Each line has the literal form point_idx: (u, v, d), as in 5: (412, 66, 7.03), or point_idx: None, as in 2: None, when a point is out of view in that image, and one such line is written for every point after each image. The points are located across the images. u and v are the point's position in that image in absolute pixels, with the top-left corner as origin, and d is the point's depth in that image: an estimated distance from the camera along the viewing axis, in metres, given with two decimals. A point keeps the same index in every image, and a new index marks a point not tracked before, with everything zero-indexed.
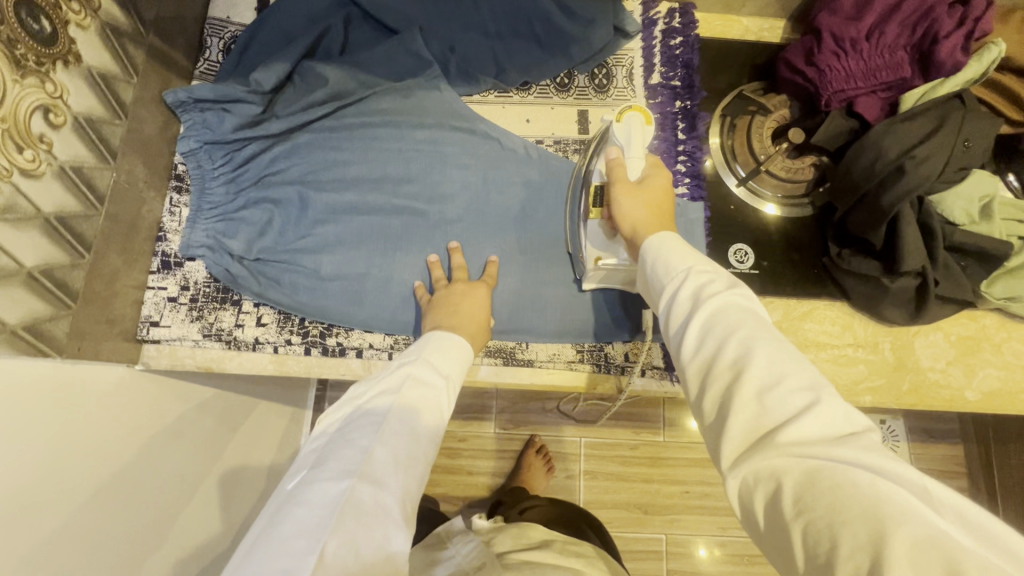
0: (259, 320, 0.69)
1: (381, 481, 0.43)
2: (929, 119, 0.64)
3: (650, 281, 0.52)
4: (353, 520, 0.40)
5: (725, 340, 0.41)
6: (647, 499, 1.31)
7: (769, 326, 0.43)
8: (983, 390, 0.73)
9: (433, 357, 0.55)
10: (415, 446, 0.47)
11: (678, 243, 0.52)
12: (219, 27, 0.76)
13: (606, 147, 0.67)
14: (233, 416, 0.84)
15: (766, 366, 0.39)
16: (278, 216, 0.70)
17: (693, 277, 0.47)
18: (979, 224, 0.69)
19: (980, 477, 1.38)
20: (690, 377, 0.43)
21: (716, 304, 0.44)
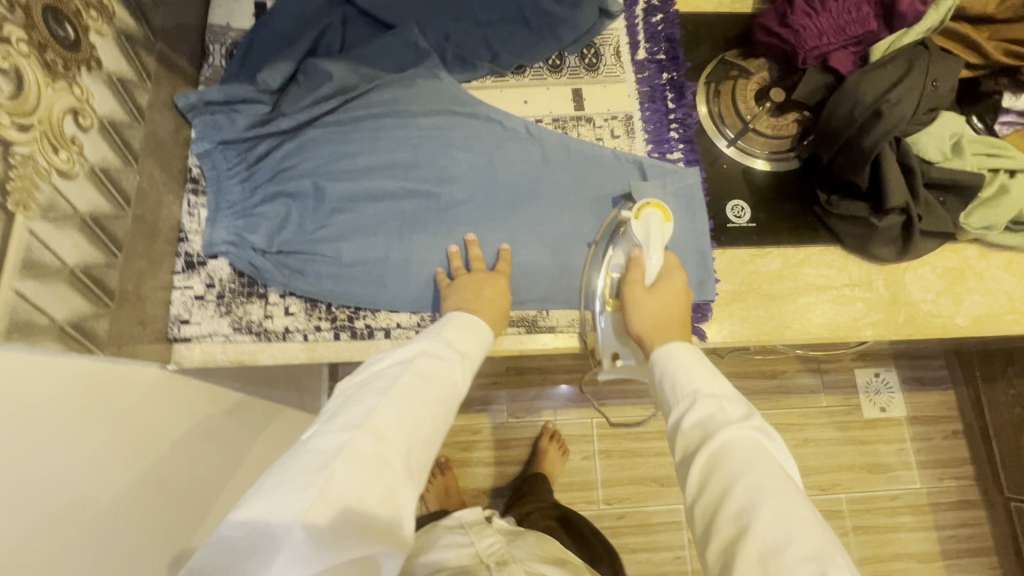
0: (287, 310, 0.71)
1: (384, 436, 0.47)
2: (898, 66, 0.69)
3: (665, 399, 0.58)
4: (354, 465, 0.44)
5: (732, 479, 0.47)
6: (663, 471, 1.34)
7: (779, 464, 0.48)
8: (972, 315, 0.79)
9: (448, 335, 0.60)
10: (423, 411, 0.51)
11: (694, 362, 0.58)
12: (219, 33, 0.78)
13: (625, 243, 0.73)
14: (260, 416, 0.85)
15: (772, 527, 0.43)
16: (295, 210, 0.73)
17: (700, 405, 0.53)
18: (952, 160, 0.75)
19: (972, 417, 1.46)
20: (698, 516, 0.48)
21: (726, 436, 0.50)
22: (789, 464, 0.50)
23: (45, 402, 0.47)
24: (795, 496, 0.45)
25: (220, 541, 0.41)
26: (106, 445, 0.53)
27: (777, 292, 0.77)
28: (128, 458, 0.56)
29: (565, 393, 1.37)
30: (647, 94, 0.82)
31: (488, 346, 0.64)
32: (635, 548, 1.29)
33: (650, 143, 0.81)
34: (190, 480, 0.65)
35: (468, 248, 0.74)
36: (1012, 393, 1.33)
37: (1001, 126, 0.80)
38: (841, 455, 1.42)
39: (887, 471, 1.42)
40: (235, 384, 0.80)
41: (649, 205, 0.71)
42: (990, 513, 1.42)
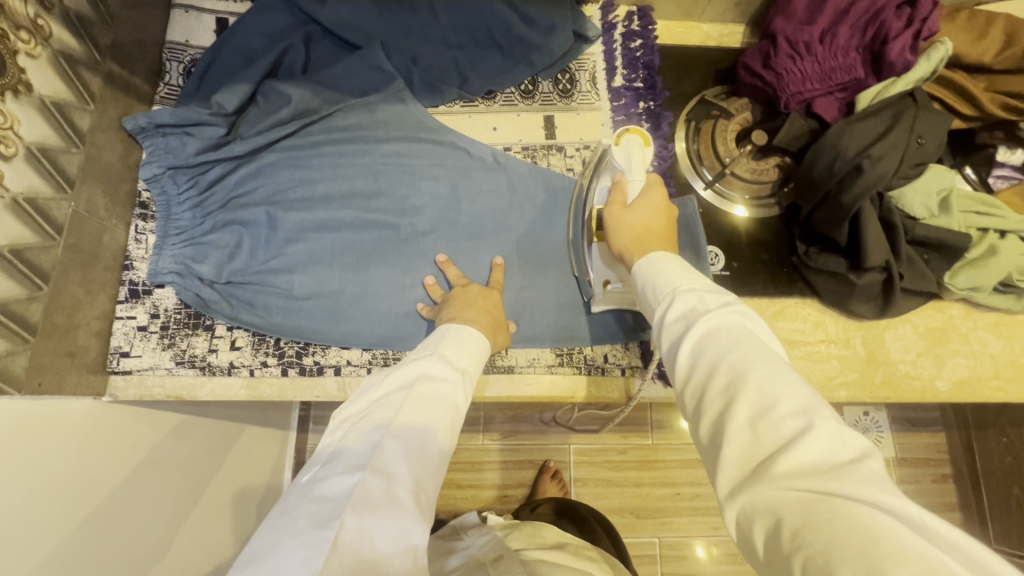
0: (233, 344, 0.67)
1: (392, 474, 0.43)
2: (884, 117, 0.65)
3: (646, 304, 0.52)
4: (366, 513, 0.40)
5: (718, 358, 0.41)
6: (640, 502, 1.31)
7: (766, 342, 0.43)
8: (953, 379, 0.75)
9: (448, 352, 0.55)
10: (430, 440, 0.47)
11: (672, 266, 0.52)
12: (178, 50, 0.75)
13: (607, 170, 0.67)
14: (224, 437, 0.84)
15: (760, 388, 0.38)
16: (247, 238, 0.69)
17: (680, 299, 0.47)
18: (938, 218, 0.71)
19: (962, 463, 1.41)
20: (688, 402, 0.42)
21: (710, 322, 0.43)
22: (779, 342, 0.44)
23: None
24: (782, 364, 0.40)
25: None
26: (47, 506, 0.52)
27: None
28: (75, 513, 0.55)
29: (543, 416, 1.34)
30: (622, 123, 0.79)
31: (486, 357, 0.60)
32: None
33: None
34: (135, 512, 0.63)
35: (428, 291, 0.70)
36: (1003, 441, 1.28)
37: (996, 180, 0.76)
38: None
39: None
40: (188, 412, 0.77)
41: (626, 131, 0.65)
42: None
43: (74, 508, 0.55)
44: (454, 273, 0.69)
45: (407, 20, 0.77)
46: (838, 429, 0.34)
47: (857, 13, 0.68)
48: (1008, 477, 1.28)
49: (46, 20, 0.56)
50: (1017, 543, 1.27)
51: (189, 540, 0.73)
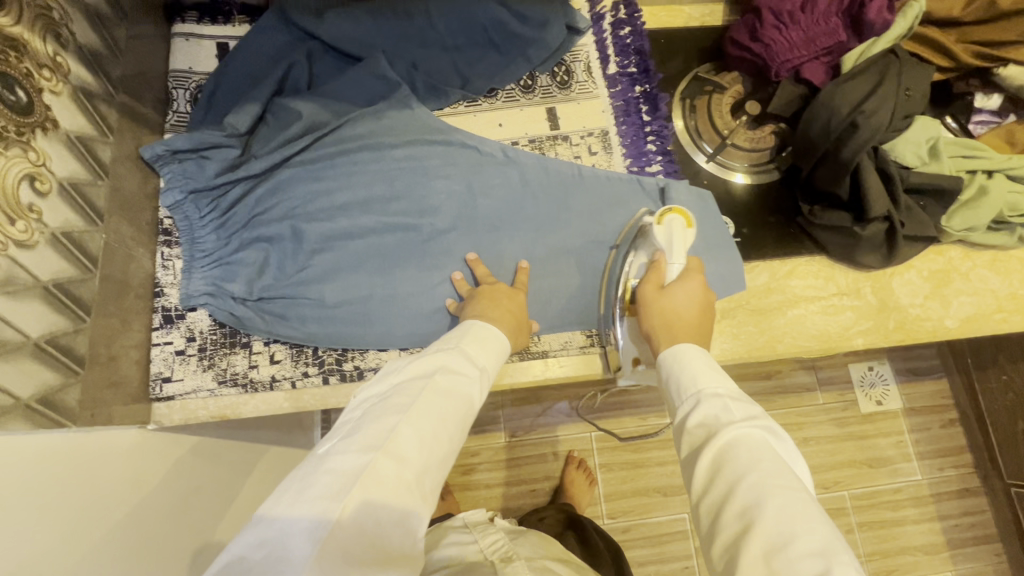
0: (272, 358, 0.68)
1: (404, 458, 0.44)
2: (870, 76, 0.69)
3: (666, 395, 0.54)
4: (373, 490, 0.42)
5: (736, 481, 0.43)
6: (665, 481, 1.33)
7: (784, 460, 0.44)
8: (961, 316, 0.79)
9: (468, 349, 0.56)
10: (443, 431, 0.48)
11: (697, 358, 0.54)
12: (182, 78, 0.76)
13: (647, 245, 0.70)
14: (251, 459, 0.82)
15: (777, 522, 0.40)
16: (274, 253, 0.71)
17: (704, 401, 0.49)
18: (929, 164, 0.75)
19: (966, 406, 1.47)
20: (703, 515, 0.44)
21: (729, 436, 0.45)
22: (799, 461, 0.46)
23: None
24: (804, 494, 0.42)
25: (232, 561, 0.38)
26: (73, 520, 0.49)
27: (766, 307, 0.77)
28: (102, 525, 0.52)
29: (562, 408, 1.36)
30: (621, 108, 0.82)
31: (506, 357, 0.61)
32: (642, 562, 1.28)
33: (628, 158, 0.80)
34: (185, 537, 0.64)
35: (456, 286, 0.71)
36: (1004, 379, 1.33)
37: (975, 125, 0.81)
38: (840, 452, 1.42)
39: (887, 465, 1.42)
40: (218, 434, 0.77)
41: (673, 211, 0.68)
42: (992, 499, 1.43)
43: (102, 522, 0.52)
44: (483, 271, 0.71)
45: (404, 29, 0.79)
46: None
47: None
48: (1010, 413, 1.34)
49: (64, 57, 0.57)
50: None
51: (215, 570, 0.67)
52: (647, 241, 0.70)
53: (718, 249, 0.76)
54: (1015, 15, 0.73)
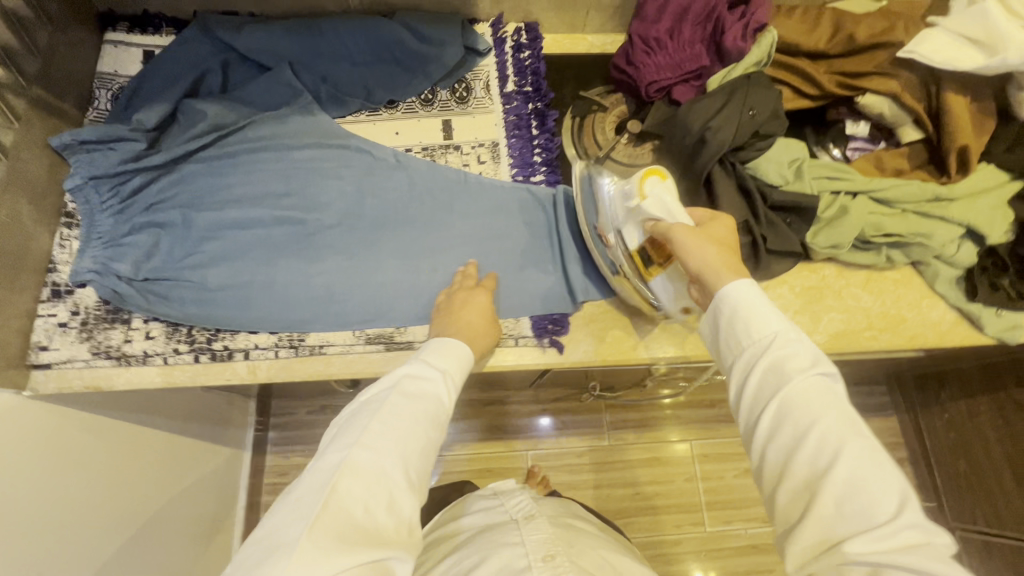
0: (147, 334, 0.72)
1: (378, 449, 0.49)
2: (719, 96, 0.74)
3: (723, 337, 0.52)
4: (349, 482, 0.46)
5: (806, 427, 0.45)
6: (601, 504, 1.36)
7: (846, 406, 0.46)
8: (830, 332, 0.81)
9: (429, 356, 0.60)
10: (418, 427, 0.53)
11: (754, 295, 0.52)
12: (106, 80, 0.84)
13: (638, 215, 0.68)
14: (165, 447, 0.87)
15: (850, 473, 0.42)
16: (164, 238, 0.76)
17: (774, 347, 0.48)
18: (793, 183, 0.79)
19: (914, 445, 1.56)
20: (766, 455, 0.47)
21: (796, 389, 0.46)
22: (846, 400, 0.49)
23: None
24: (867, 439, 0.44)
25: (248, 554, 0.43)
26: None
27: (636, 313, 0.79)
28: None
29: (499, 425, 1.39)
30: (513, 122, 0.87)
31: (469, 359, 0.64)
32: None
33: (514, 168, 0.85)
34: (57, 509, 0.67)
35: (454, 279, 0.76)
36: (945, 417, 1.45)
37: (852, 151, 0.84)
38: None
39: None
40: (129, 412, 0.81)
41: (643, 175, 0.68)
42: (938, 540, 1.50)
43: None
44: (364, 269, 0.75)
45: (315, 43, 0.86)
46: (922, 526, 0.39)
47: (695, 11, 0.77)
48: (953, 452, 1.44)
49: None
50: (971, 517, 1.40)
51: (90, 548, 0.71)
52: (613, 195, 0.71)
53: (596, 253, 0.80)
54: (872, 50, 0.79)
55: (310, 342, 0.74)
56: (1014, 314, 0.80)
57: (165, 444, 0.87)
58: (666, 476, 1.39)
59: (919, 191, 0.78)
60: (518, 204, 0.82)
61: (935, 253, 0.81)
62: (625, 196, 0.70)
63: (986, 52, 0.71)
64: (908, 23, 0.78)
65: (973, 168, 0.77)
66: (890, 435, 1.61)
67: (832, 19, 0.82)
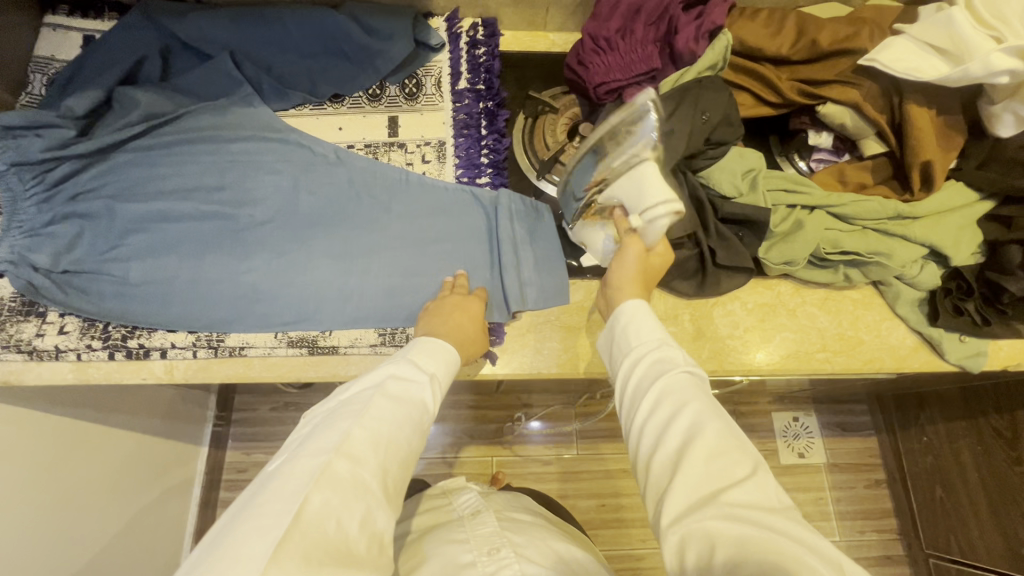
0: (61, 328, 0.70)
1: (359, 458, 0.46)
2: (670, 100, 0.70)
3: (617, 340, 0.58)
4: (324, 496, 0.43)
5: (682, 403, 0.48)
6: None
7: (712, 399, 0.51)
8: (780, 352, 0.77)
9: (417, 357, 0.57)
10: (398, 433, 0.50)
11: (643, 310, 0.58)
12: (43, 64, 0.81)
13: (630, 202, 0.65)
14: (67, 439, 0.90)
15: (716, 439, 0.46)
16: (88, 230, 0.74)
17: (659, 345, 0.54)
18: (747, 196, 0.74)
19: (892, 466, 1.52)
20: (645, 435, 0.49)
21: (674, 373, 0.51)
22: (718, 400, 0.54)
23: None
24: (728, 416, 0.49)
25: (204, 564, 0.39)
26: None
27: (576, 325, 0.76)
28: None
29: (462, 430, 1.36)
30: (462, 121, 0.84)
31: (457, 363, 0.62)
32: None
33: (460, 168, 0.81)
34: None
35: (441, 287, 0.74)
36: (924, 440, 1.40)
37: (816, 163, 0.80)
38: None
39: None
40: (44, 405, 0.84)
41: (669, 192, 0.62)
42: (912, 567, 1.46)
43: None
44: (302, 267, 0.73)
45: (259, 32, 0.83)
46: (772, 482, 0.43)
47: (648, 11, 0.74)
48: (929, 475, 1.39)
49: None
50: (944, 546, 1.36)
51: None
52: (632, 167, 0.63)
53: (538, 259, 0.77)
54: (836, 58, 0.75)
55: (229, 343, 0.71)
56: (978, 341, 0.76)
57: (66, 436, 0.90)
58: (631, 489, 1.35)
59: (881, 207, 0.73)
60: (459, 207, 0.79)
61: (896, 273, 0.76)
62: (645, 182, 0.62)
63: (951, 61, 0.67)
64: (874, 33, 0.74)
65: (937, 185, 0.73)
66: (868, 455, 1.56)
67: (796, 23, 0.77)
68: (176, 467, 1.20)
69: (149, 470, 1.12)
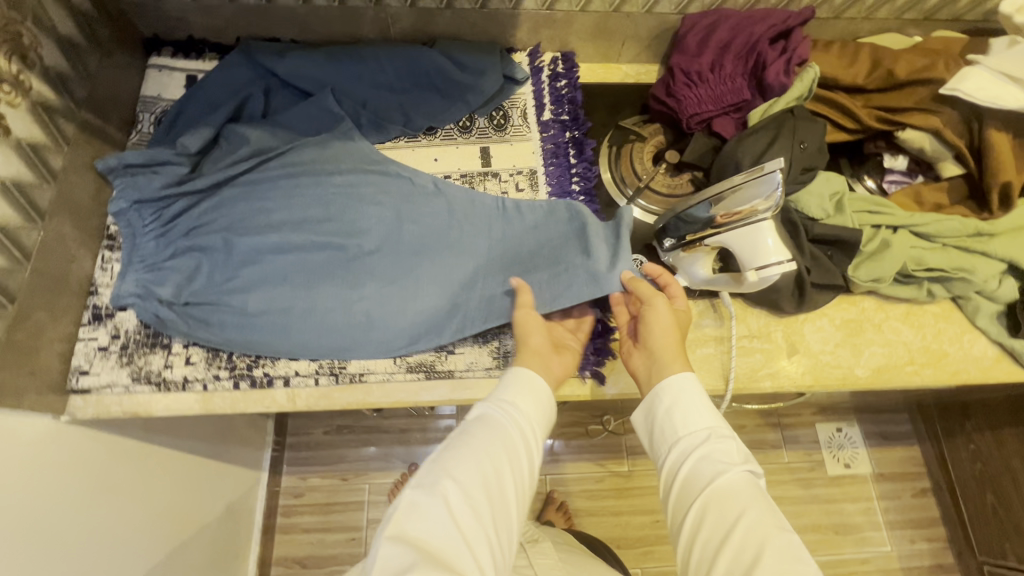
0: (188, 360, 0.72)
1: (442, 488, 0.51)
2: (767, 131, 0.74)
3: (665, 428, 0.62)
4: (413, 522, 0.49)
5: (737, 515, 0.52)
6: (620, 533, 1.34)
7: (769, 506, 0.54)
8: (872, 366, 0.80)
9: (501, 393, 0.62)
10: (486, 460, 0.55)
11: (698, 395, 0.62)
12: (150, 103, 0.85)
13: (752, 268, 0.66)
14: (170, 470, 0.90)
15: (774, 564, 0.48)
16: (206, 262, 0.76)
17: (711, 442, 0.59)
18: (834, 217, 0.79)
19: (937, 474, 1.55)
20: (696, 545, 0.54)
21: (728, 479, 0.55)
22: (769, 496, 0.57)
23: None
24: (786, 531, 0.51)
25: None
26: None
27: None
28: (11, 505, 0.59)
29: None
30: (551, 150, 0.88)
31: (550, 398, 0.64)
32: None
33: (552, 196, 0.85)
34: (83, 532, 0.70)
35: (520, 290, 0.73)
36: (972, 448, 1.43)
37: (889, 184, 0.84)
38: (806, 516, 1.52)
39: (855, 532, 1.51)
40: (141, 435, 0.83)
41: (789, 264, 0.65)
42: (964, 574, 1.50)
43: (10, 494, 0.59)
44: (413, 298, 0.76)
45: (355, 70, 0.87)
46: None
47: (737, 46, 0.79)
48: (979, 482, 1.42)
49: (25, 75, 0.64)
50: (999, 552, 1.39)
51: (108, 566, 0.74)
52: (749, 226, 0.65)
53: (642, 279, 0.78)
54: (912, 86, 0.80)
55: (351, 370, 0.74)
56: None
57: (168, 468, 0.89)
58: None
59: (962, 225, 0.78)
60: (558, 237, 0.81)
61: (977, 288, 0.80)
62: (763, 243, 0.64)
63: None
64: (951, 62, 0.79)
65: (1015, 204, 0.78)
66: (913, 465, 1.58)
67: (871, 54, 0.82)
68: (242, 494, 1.20)
69: (225, 499, 1.12)
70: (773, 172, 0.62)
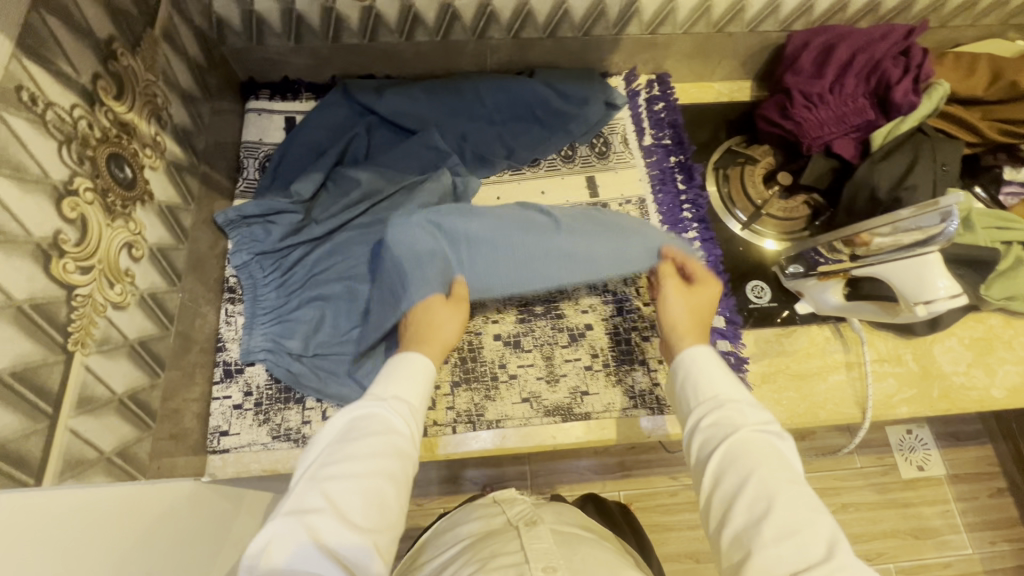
0: (325, 414, 0.70)
1: (323, 505, 0.46)
2: (905, 155, 0.73)
3: (681, 395, 0.60)
4: (288, 553, 0.43)
5: (747, 473, 0.49)
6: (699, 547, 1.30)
7: (787, 465, 0.50)
8: (1008, 386, 0.77)
9: (392, 387, 0.56)
10: (365, 463, 0.49)
11: (712, 360, 0.59)
12: (252, 148, 0.83)
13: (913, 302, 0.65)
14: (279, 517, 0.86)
15: (789, 514, 0.46)
16: (330, 312, 0.74)
17: (721, 410, 0.55)
18: (964, 235, 0.76)
19: (1013, 472, 1.48)
20: (710, 509, 0.51)
21: (741, 439, 0.52)
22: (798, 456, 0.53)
23: (98, 535, 0.48)
24: (802, 482, 0.49)
25: None
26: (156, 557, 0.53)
27: (807, 371, 0.77)
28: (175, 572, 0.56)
29: (586, 465, 1.34)
30: (657, 177, 0.86)
31: (431, 372, 0.60)
32: None
33: (665, 224, 0.83)
34: None
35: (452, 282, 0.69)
36: None
37: (1007, 197, 0.82)
38: (884, 520, 1.42)
39: (935, 536, 1.42)
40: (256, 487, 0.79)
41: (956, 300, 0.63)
42: None
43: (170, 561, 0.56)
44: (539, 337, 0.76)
45: (455, 105, 0.86)
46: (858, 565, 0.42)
47: (859, 65, 0.77)
48: None
49: (162, 137, 0.63)
50: None
51: None
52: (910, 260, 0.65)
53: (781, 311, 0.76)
54: None
55: (488, 417, 0.72)
56: None
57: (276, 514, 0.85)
58: None
59: None
60: None
61: None
62: (927, 276, 0.63)
63: None
64: None
65: None
66: (987, 464, 1.50)
67: (989, 66, 0.81)
68: None
69: None
70: (948, 212, 0.60)
